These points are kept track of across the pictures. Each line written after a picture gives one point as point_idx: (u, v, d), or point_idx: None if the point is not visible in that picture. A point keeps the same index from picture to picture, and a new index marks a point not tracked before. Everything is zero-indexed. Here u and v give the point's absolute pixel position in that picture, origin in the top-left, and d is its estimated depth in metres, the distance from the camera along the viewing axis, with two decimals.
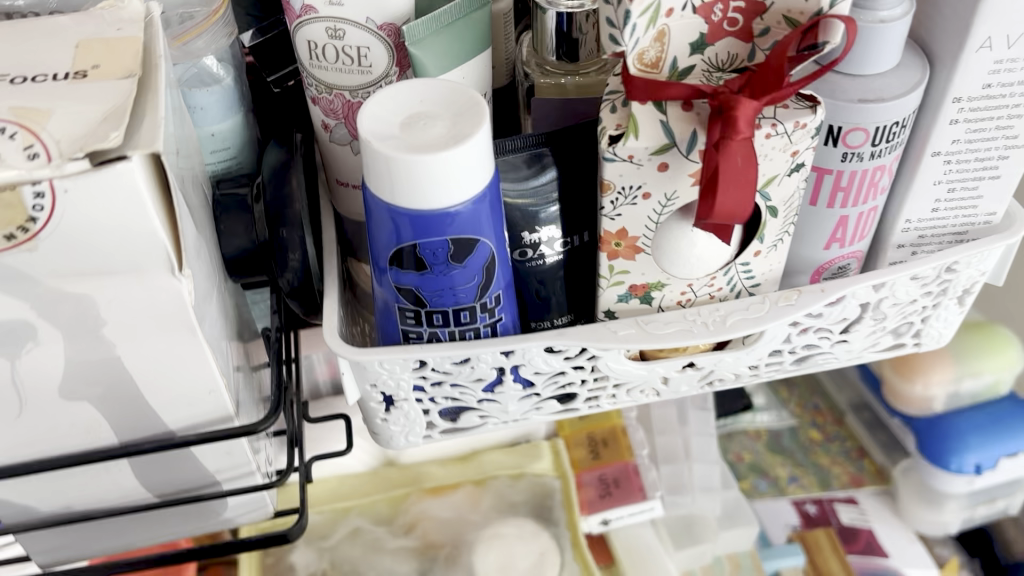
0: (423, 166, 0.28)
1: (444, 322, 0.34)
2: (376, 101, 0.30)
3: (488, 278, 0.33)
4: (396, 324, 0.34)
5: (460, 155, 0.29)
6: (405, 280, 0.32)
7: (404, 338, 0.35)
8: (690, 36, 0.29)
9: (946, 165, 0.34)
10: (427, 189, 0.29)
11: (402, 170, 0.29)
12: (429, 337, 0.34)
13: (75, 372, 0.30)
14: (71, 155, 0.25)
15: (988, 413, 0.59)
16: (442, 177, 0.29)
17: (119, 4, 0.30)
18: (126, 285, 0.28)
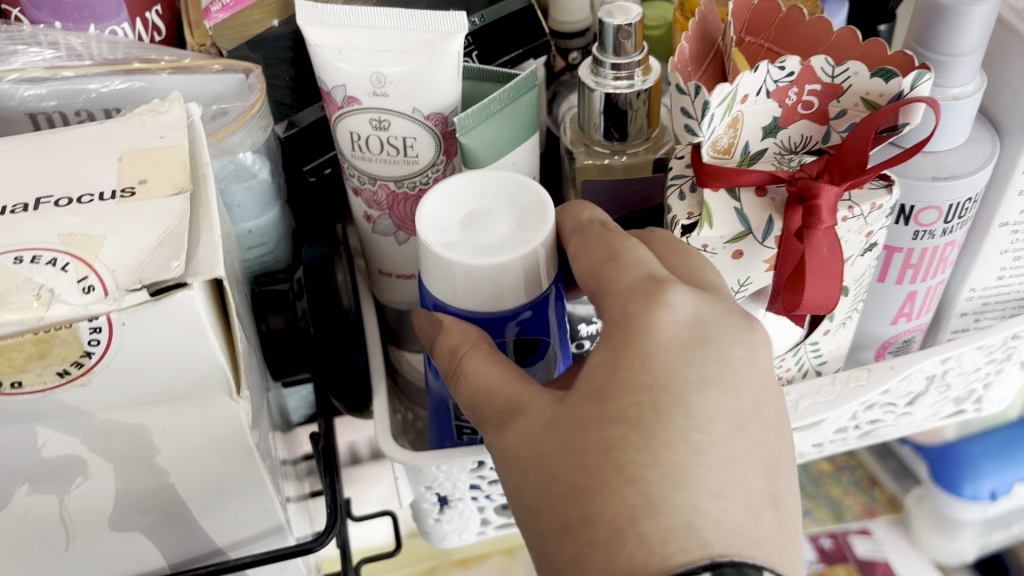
0: (491, 273, 0.27)
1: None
2: (438, 197, 0.28)
3: (549, 372, 0.31)
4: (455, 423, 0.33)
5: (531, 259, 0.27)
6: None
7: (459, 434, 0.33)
8: (763, 120, 0.27)
9: (1013, 235, 0.33)
10: (491, 293, 0.28)
11: (470, 275, 0.27)
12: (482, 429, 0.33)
13: (127, 504, 0.28)
14: (128, 287, 0.23)
15: (999, 438, 0.50)
16: (508, 282, 0.27)
17: (159, 108, 0.28)
18: (182, 412, 0.26)
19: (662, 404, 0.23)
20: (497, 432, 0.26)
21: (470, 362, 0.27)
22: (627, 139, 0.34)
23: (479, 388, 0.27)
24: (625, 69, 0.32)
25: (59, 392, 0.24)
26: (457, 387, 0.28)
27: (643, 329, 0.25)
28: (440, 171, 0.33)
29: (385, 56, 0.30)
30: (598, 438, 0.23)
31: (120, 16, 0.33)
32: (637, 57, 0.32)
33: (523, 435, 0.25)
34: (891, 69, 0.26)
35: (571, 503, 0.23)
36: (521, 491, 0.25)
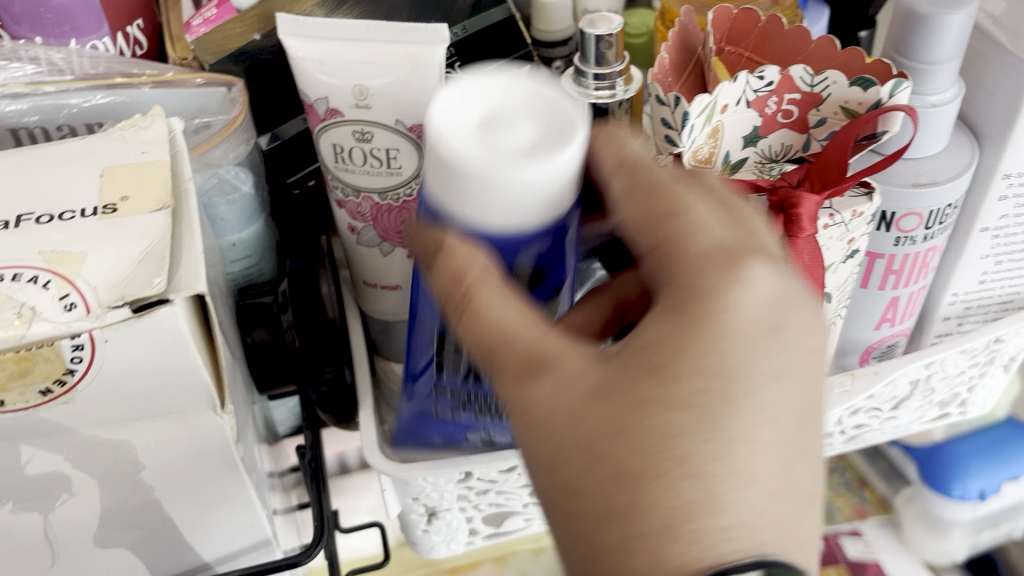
0: (509, 186, 0.22)
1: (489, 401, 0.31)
2: (453, 91, 0.23)
3: None
4: (440, 384, 0.30)
5: (557, 175, 0.23)
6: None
7: (432, 428, 0.32)
8: (743, 130, 0.28)
9: (994, 239, 0.33)
10: (505, 207, 0.23)
11: (478, 180, 0.22)
12: (467, 374, 0.29)
13: (112, 520, 0.28)
14: (110, 304, 0.23)
15: (986, 438, 0.50)
16: (523, 197, 0.23)
17: (140, 123, 0.28)
18: (167, 427, 0.26)
19: (726, 392, 0.22)
20: (515, 389, 0.24)
21: (484, 306, 0.24)
22: None
23: (497, 338, 0.24)
24: (607, 79, 0.32)
25: (42, 410, 0.24)
26: (463, 332, 0.24)
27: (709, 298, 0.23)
28: None
29: (366, 69, 0.30)
30: (658, 422, 0.22)
31: (101, 31, 0.33)
32: (619, 66, 0.32)
33: (558, 402, 0.23)
34: (869, 78, 0.26)
35: (620, 486, 0.22)
36: (541, 451, 0.23)
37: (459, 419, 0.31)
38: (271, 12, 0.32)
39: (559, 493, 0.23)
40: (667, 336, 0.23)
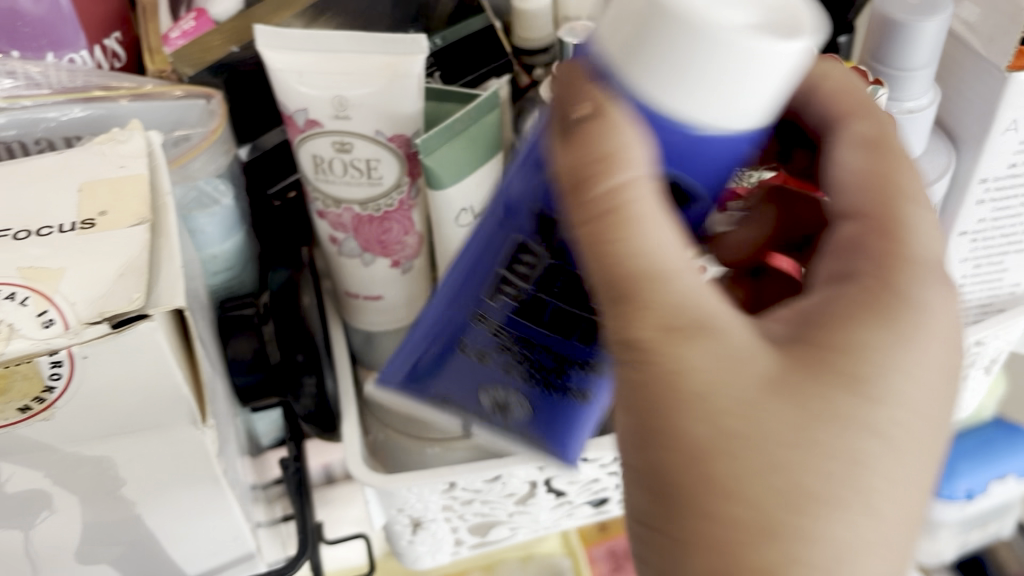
0: (704, 52, 0.20)
1: (529, 346, 0.29)
2: None
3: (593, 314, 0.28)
4: (483, 304, 0.28)
5: (781, 66, 0.20)
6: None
7: (449, 368, 0.31)
8: None
9: (973, 243, 0.33)
10: (695, 86, 0.21)
11: (738, 59, 0.20)
12: (511, 304, 0.28)
13: (95, 535, 0.28)
14: (88, 320, 0.23)
15: (974, 438, 0.51)
16: (733, 71, 0.20)
17: (118, 137, 0.28)
18: (149, 443, 0.26)
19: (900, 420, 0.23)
20: (655, 352, 0.22)
21: (625, 224, 0.22)
22: None
23: (641, 268, 0.22)
24: None
25: (21, 427, 0.24)
26: (591, 254, 0.23)
27: (899, 304, 0.23)
28: (405, 193, 0.33)
29: (348, 79, 0.30)
30: (824, 422, 0.22)
31: (79, 44, 0.32)
32: None
33: (708, 373, 0.22)
34: None
35: (763, 490, 0.22)
36: (677, 423, 0.22)
37: (483, 361, 0.30)
38: (248, 23, 0.32)
39: (685, 473, 0.22)
40: (868, 339, 0.22)
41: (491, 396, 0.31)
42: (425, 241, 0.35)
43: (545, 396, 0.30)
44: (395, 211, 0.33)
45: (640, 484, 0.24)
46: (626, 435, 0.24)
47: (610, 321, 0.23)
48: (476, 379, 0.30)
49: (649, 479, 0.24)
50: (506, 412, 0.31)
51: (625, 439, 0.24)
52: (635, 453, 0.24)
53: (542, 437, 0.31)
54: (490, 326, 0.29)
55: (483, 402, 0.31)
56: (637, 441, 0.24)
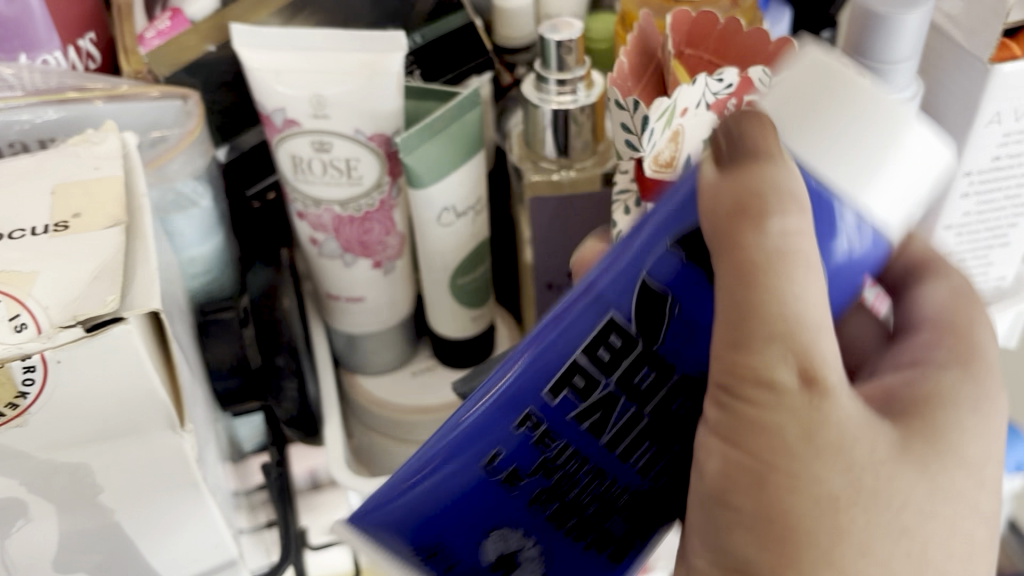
0: (888, 129, 0.20)
1: (565, 490, 0.24)
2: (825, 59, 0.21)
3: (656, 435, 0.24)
4: (541, 403, 0.23)
5: (931, 164, 0.21)
6: (690, 319, 0.22)
7: (474, 490, 0.24)
8: (704, 133, 0.27)
9: (958, 237, 0.33)
10: (864, 164, 0.20)
11: (890, 141, 0.20)
12: (572, 415, 0.23)
13: (72, 544, 0.27)
14: (62, 325, 0.23)
15: None
16: (888, 151, 0.20)
17: (93, 138, 0.28)
18: (127, 448, 0.26)
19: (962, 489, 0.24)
20: (792, 403, 0.22)
21: (789, 266, 0.21)
22: (572, 154, 0.34)
23: (789, 317, 0.21)
24: (568, 84, 0.32)
25: None
26: (737, 304, 0.21)
27: (975, 359, 0.25)
28: (386, 192, 0.33)
29: (324, 78, 0.30)
30: (927, 474, 0.23)
31: (53, 44, 0.32)
32: (580, 71, 0.32)
33: (840, 423, 0.22)
34: None
35: (883, 532, 0.23)
36: (806, 468, 0.22)
37: (515, 486, 0.24)
38: (223, 22, 0.32)
39: (814, 514, 0.22)
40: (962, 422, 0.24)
41: (501, 543, 0.24)
42: (407, 242, 0.35)
43: (567, 544, 0.25)
44: (376, 211, 0.33)
45: (734, 525, 0.23)
46: (720, 474, 0.23)
47: (730, 364, 0.22)
48: (492, 516, 0.24)
49: (756, 520, 0.23)
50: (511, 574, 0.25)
51: (709, 482, 0.23)
52: (738, 495, 0.23)
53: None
54: (540, 438, 0.23)
55: (488, 554, 0.24)
56: (741, 482, 0.23)
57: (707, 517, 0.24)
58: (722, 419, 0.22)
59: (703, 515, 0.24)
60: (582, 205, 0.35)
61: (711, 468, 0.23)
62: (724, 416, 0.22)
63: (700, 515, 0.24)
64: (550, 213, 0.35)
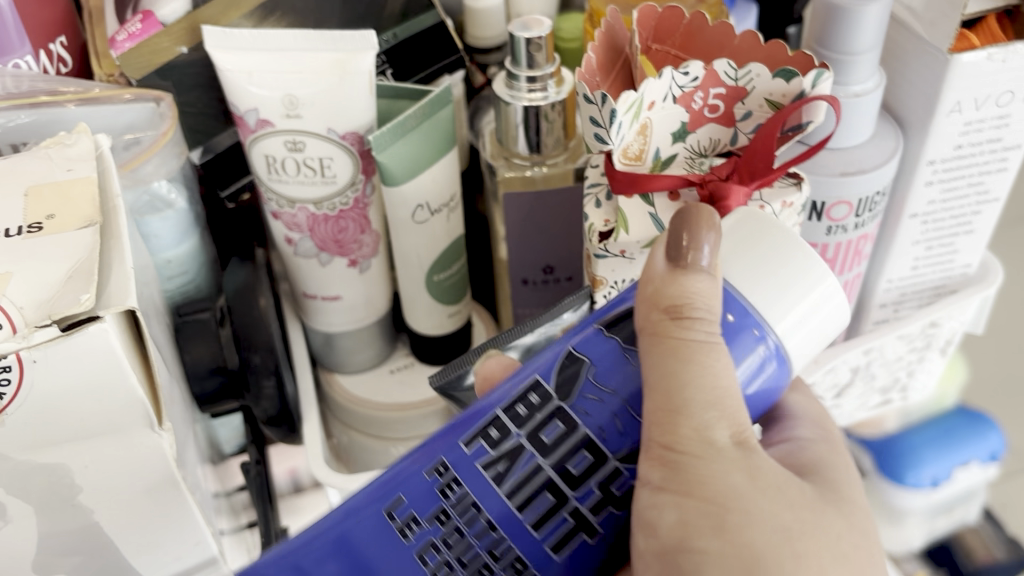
0: (801, 261, 0.24)
1: (455, 546, 0.24)
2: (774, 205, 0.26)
3: (557, 489, 0.24)
4: (454, 448, 0.24)
5: (831, 312, 0.24)
6: (601, 385, 0.24)
7: (371, 536, 0.24)
8: (671, 125, 0.28)
9: (924, 225, 0.34)
10: (778, 292, 0.24)
11: (804, 275, 0.24)
12: (484, 464, 0.24)
13: (51, 547, 0.27)
14: (37, 324, 0.23)
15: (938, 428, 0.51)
16: (802, 285, 0.24)
17: (66, 141, 0.28)
18: (105, 448, 0.26)
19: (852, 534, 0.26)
20: (727, 459, 0.24)
21: (705, 349, 0.23)
22: (545, 151, 0.34)
23: (708, 390, 0.23)
24: (539, 81, 0.33)
25: None
26: (664, 378, 0.23)
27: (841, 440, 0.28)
28: (360, 190, 0.33)
29: (297, 78, 0.30)
30: (841, 515, 0.25)
31: (25, 48, 0.32)
32: (550, 68, 0.33)
33: (764, 473, 0.24)
34: (791, 69, 0.27)
35: (833, 555, 0.24)
36: (755, 507, 0.24)
37: (411, 535, 0.24)
38: (197, 23, 0.32)
39: (770, 546, 0.23)
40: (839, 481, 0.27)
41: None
42: (382, 240, 0.35)
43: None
44: (350, 209, 0.33)
45: (701, 567, 0.23)
46: (676, 525, 0.24)
47: (665, 430, 0.23)
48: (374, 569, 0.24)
49: (724, 557, 0.23)
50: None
51: (664, 536, 0.24)
52: (700, 537, 0.23)
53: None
54: (445, 486, 0.24)
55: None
56: (701, 527, 0.24)
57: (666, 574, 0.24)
58: (668, 474, 0.23)
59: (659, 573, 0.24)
60: (555, 200, 0.35)
61: (666, 520, 0.24)
62: (670, 472, 0.23)
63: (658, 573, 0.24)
64: (524, 209, 0.35)
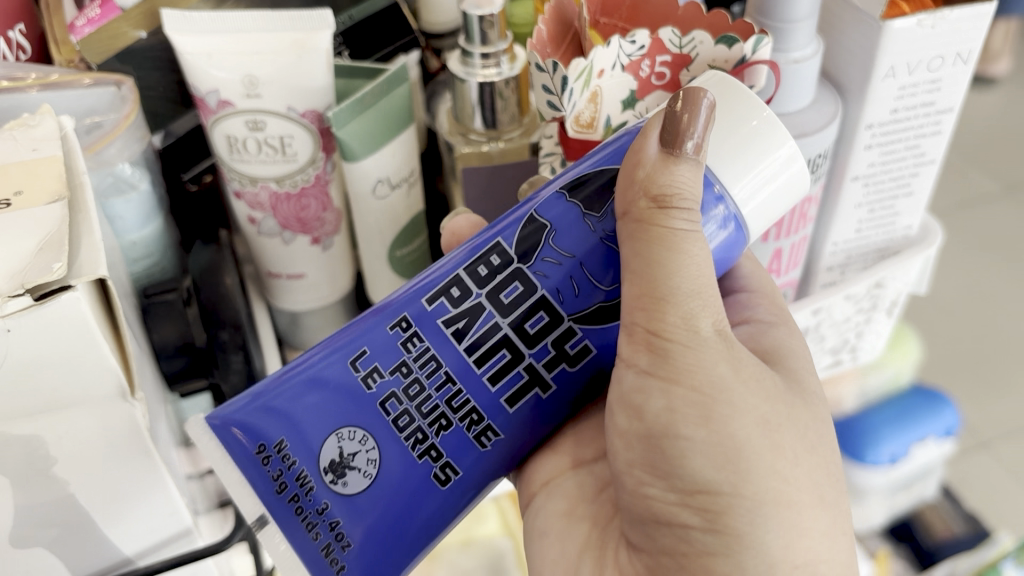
0: (768, 140, 0.27)
1: (415, 396, 0.27)
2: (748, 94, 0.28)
3: (516, 343, 0.27)
4: (417, 306, 0.27)
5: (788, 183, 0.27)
6: (560, 249, 0.27)
7: (339, 382, 0.27)
8: (621, 93, 0.29)
9: (865, 187, 0.35)
10: (746, 164, 0.27)
11: (768, 151, 0.27)
12: (448, 323, 0.27)
13: (27, 518, 0.27)
14: (10, 292, 0.23)
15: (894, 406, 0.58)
16: (767, 162, 0.27)
17: (30, 121, 0.29)
18: (79, 416, 0.26)
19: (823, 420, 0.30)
20: (711, 346, 0.27)
21: (687, 238, 0.26)
22: (500, 126, 0.35)
23: (692, 281, 0.26)
24: (492, 57, 0.34)
25: None
26: (650, 266, 0.26)
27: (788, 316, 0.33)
28: (320, 167, 0.34)
29: (255, 59, 0.31)
30: (813, 409, 0.29)
31: None
32: (502, 45, 0.34)
33: (744, 365, 0.28)
34: (732, 36, 0.28)
35: (804, 445, 0.28)
36: (736, 395, 0.27)
37: (373, 383, 0.27)
38: (156, 8, 0.33)
39: (755, 434, 0.27)
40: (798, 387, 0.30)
41: (340, 445, 0.27)
42: (344, 217, 0.36)
43: (402, 452, 0.27)
44: (311, 187, 0.34)
45: (686, 451, 0.27)
46: (664, 410, 0.27)
47: (652, 318, 0.27)
48: (339, 413, 0.27)
49: (705, 444, 0.27)
50: (339, 481, 0.27)
51: (648, 419, 0.28)
52: (687, 426, 0.27)
53: (377, 525, 0.27)
54: (408, 340, 0.27)
55: (324, 454, 0.27)
56: (687, 415, 0.27)
57: (649, 454, 0.28)
58: (655, 361, 0.27)
59: (644, 452, 0.28)
60: (511, 173, 0.36)
61: (653, 406, 0.27)
62: (657, 359, 0.27)
63: (640, 451, 0.28)
64: (481, 183, 0.36)
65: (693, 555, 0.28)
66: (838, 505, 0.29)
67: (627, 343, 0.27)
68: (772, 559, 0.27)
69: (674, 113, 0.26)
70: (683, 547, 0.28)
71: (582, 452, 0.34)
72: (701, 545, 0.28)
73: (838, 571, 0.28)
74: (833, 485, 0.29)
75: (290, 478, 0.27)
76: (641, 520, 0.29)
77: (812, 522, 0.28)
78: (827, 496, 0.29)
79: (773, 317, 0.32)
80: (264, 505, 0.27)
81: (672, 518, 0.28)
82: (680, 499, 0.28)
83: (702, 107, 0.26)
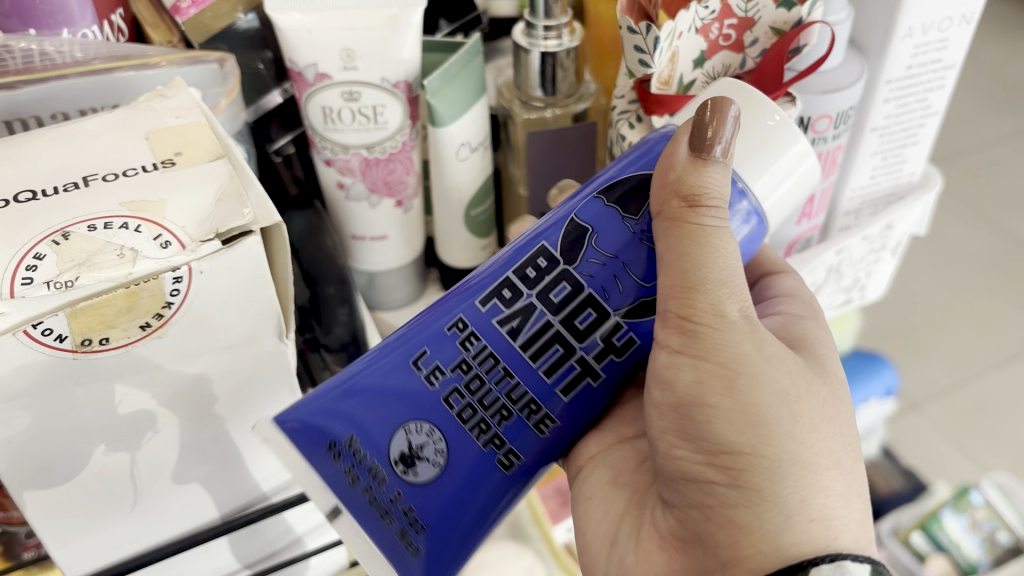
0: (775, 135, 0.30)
1: (476, 391, 0.29)
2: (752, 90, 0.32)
3: (566, 342, 0.30)
4: (472, 308, 0.30)
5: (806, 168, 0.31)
6: (602, 249, 0.30)
7: (401, 382, 0.29)
8: (693, 53, 0.33)
9: (881, 138, 0.40)
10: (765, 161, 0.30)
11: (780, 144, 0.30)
12: (504, 322, 0.30)
13: (189, 452, 0.30)
14: (202, 238, 0.26)
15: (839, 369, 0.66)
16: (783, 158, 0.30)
17: (165, 93, 0.31)
18: (239, 356, 0.29)
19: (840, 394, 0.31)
20: (737, 328, 0.29)
21: (716, 234, 0.29)
22: (558, 94, 0.39)
23: (720, 271, 0.29)
24: (554, 29, 0.37)
25: (139, 347, 0.26)
26: (682, 258, 0.28)
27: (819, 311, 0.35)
28: (407, 134, 0.37)
29: (351, 34, 0.33)
30: (825, 383, 0.31)
31: (88, 20, 0.34)
32: (564, 18, 0.37)
33: (768, 344, 0.30)
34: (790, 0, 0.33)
35: (822, 415, 0.30)
36: (761, 369, 0.29)
37: (437, 381, 0.29)
38: None
39: (776, 406, 0.29)
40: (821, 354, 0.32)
41: (408, 439, 0.29)
42: (420, 183, 0.39)
43: (467, 441, 0.29)
44: (399, 153, 0.37)
45: (712, 418, 0.29)
46: (693, 383, 0.29)
47: (683, 304, 0.29)
48: (408, 408, 0.29)
49: (731, 412, 0.29)
50: (409, 471, 0.29)
51: (680, 390, 0.29)
52: (713, 395, 0.29)
53: (448, 509, 0.30)
54: (466, 339, 0.30)
55: (394, 448, 0.29)
56: (714, 386, 0.29)
57: (682, 420, 0.30)
58: (686, 341, 0.29)
59: (677, 419, 0.30)
60: (572, 135, 0.40)
61: (684, 378, 0.29)
62: (688, 339, 0.29)
63: (673, 419, 0.30)
64: (547, 145, 0.40)
65: (718, 507, 0.29)
66: (853, 469, 0.30)
67: (663, 327, 0.30)
68: (790, 510, 0.28)
69: (704, 121, 0.29)
70: (708, 500, 0.29)
71: (625, 429, 0.36)
72: (724, 498, 0.29)
73: (853, 527, 0.29)
74: (848, 451, 0.30)
75: (362, 471, 0.29)
76: (673, 479, 0.31)
77: (828, 482, 0.29)
78: (842, 460, 0.30)
79: (805, 314, 0.35)
80: (337, 497, 0.29)
81: (698, 475, 0.30)
82: (705, 458, 0.29)
83: (728, 115, 0.29)
